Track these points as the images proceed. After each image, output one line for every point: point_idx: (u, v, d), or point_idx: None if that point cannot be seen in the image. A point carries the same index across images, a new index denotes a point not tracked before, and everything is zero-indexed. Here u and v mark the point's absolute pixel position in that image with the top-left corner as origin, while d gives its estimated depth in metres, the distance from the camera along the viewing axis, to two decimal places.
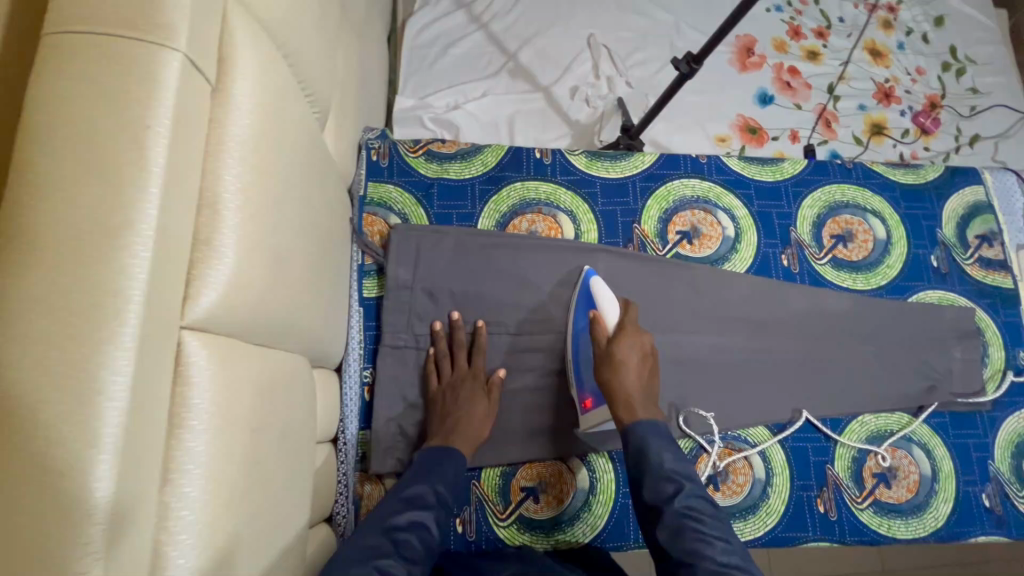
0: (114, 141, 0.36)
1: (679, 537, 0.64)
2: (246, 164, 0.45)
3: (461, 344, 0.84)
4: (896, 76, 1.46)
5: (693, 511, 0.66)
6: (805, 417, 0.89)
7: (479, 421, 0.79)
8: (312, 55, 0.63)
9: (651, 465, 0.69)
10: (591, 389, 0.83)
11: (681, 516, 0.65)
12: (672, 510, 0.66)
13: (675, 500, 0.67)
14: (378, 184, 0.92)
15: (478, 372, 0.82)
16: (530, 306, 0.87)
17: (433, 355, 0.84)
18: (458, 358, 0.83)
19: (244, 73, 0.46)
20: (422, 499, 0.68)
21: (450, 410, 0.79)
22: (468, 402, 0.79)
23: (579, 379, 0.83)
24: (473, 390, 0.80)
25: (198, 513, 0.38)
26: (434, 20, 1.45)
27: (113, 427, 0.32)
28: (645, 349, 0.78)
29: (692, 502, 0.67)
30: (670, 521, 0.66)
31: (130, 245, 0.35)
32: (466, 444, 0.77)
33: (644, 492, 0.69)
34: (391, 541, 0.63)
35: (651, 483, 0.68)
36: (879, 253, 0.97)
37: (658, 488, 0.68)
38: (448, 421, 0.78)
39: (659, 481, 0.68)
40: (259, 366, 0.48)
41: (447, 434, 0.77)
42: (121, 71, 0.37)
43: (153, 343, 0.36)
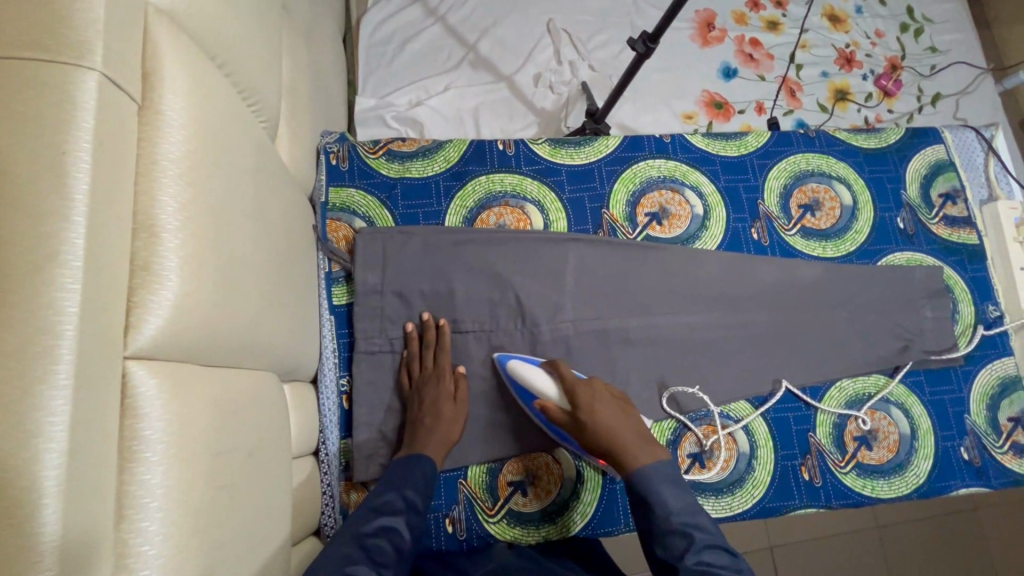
0: (32, 170, 0.34)
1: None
2: (184, 182, 0.44)
3: (428, 342, 0.83)
4: (856, 40, 1.46)
5: (705, 565, 0.63)
6: (785, 386, 0.90)
7: (447, 424, 0.78)
8: (253, 62, 0.61)
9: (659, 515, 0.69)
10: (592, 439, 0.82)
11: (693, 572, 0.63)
12: (683, 566, 0.64)
13: (686, 557, 0.64)
14: (339, 188, 0.90)
15: (441, 372, 0.81)
16: (502, 302, 0.87)
17: (405, 358, 0.84)
18: (424, 359, 0.82)
19: (173, 87, 0.45)
20: (391, 505, 0.69)
21: (418, 415, 0.78)
22: (432, 407, 0.78)
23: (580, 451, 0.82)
24: (438, 393, 0.79)
25: (160, 547, 0.37)
26: (389, 15, 1.42)
27: (54, 469, 0.31)
28: (598, 399, 0.78)
29: (706, 555, 0.64)
30: None
31: (57, 278, 0.33)
32: (436, 451, 0.76)
33: (658, 549, 0.68)
34: (361, 547, 0.63)
35: (662, 537, 0.68)
36: (847, 220, 0.98)
37: (670, 545, 0.67)
38: (415, 430, 0.77)
39: (669, 535, 0.67)
40: (218, 387, 0.47)
41: (414, 443, 0.76)
42: (32, 96, 0.35)
43: (92, 376, 0.34)
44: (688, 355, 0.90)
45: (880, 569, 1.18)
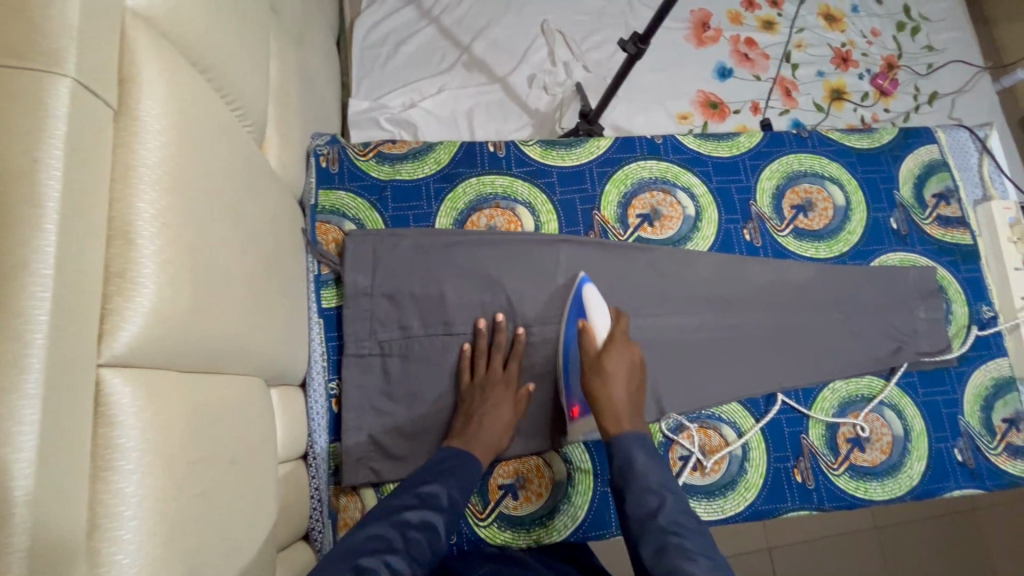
0: (3, 179, 0.34)
1: (662, 555, 0.61)
2: (162, 189, 0.44)
3: (499, 346, 0.84)
4: (852, 39, 1.46)
5: (676, 525, 0.64)
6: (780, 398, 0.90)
7: (502, 426, 0.79)
8: (238, 66, 0.61)
9: (636, 474, 0.69)
10: (580, 396, 0.83)
11: (664, 532, 0.64)
12: (655, 523, 0.65)
13: (658, 515, 0.65)
14: (329, 191, 0.90)
15: (509, 378, 0.82)
16: (495, 304, 0.86)
17: (469, 351, 0.84)
18: (495, 358, 0.83)
19: (149, 92, 0.44)
20: (435, 500, 0.68)
21: (477, 412, 0.79)
22: (494, 408, 0.79)
23: (567, 387, 0.83)
24: (501, 398, 0.80)
25: (136, 556, 0.36)
26: (382, 17, 1.42)
27: (24, 480, 0.31)
28: (635, 367, 0.78)
29: (679, 519, 0.65)
30: (653, 536, 0.64)
31: (26, 286, 0.33)
32: (483, 453, 0.77)
33: (627, 505, 0.68)
34: (401, 536, 0.64)
35: (635, 496, 0.68)
36: (840, 220, 0.98)
37: (641, 502, 0.67)
38: (469, 427, 0.78)
39: (645, 496, 0.67)
40: (198, 393, 0.47)
41: (468, 440, 0.77)
42: (5, 103, 0.35)
43: (64, 384, 0.34)
44: (681, 357, 0.89)
45: (877, 570, 1.18)
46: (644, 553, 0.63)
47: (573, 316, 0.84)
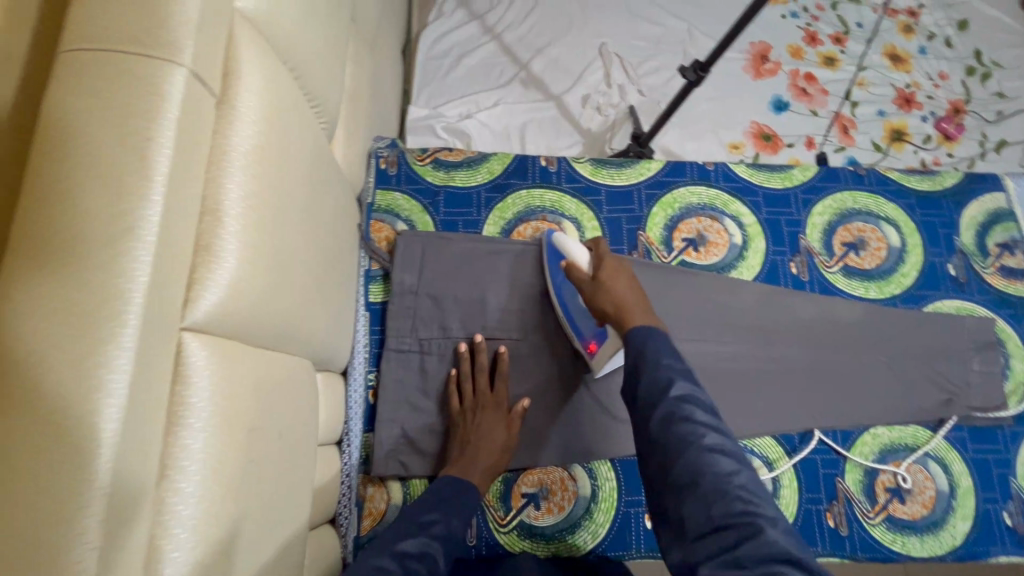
0: (121, 153, 0.38)
1: (671, 426, 0.57)
2: (248, 174, 0.47)
3: (482, 366, 0.84)
4: (917, 81, 1.43)
5: (687, 399, 0.59)
6: (818, 437, 0.87)
7: (499, 452, 0.79)
8: (320, 68, 0.66)
9: (649, 358, 0.63)
10: (591, 332, 0.82)
11: (676, 406, 0.58)
12: (665, 400, 0.59)
13: (670, 391, 0.59)
14: (386, 192, 0.94)
15: (499, 399, 0.82)
16: (511, 315, 0.88)
17: (456, 375, 0.85)
18: (479, 380, 0.83)
19: (248, 85, 0.49)
20: (433, 527, 0.66)
21: (471, 439, 0.79)
22: (488, 434, 0.79)
23: (577, 329, 0.83)
24: (492, 420, 0.80)
25: (193, 508, 0.39)
26: (448, 31, 1.48)
27: (112, 424, 0.34)
28: (630, 275, 0.77)
29: (691, 392, 0.60)
30: (664, 411, 0.58)
31: (131, 250, 0.37)
32: (480, 479, 0.78)
33: (640, 384, 0.62)
34: (400, 566, 0.59)
35: (647, 376, 0.61)
36: (893, 262, 0.95)
37: (653, 381, 0.61)
38: (465, 453, 0.78)
39: (656, 371, 0.61)
40: (260, 365, 0.50)
41: (465, 466, 0.77)
42: (130, 86, 0.40)
43: (153, 343, 0.37)
44: (716, 385, 0.88)
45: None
46: (646, 421, 0.60)
47: (554, 263, 0.86)
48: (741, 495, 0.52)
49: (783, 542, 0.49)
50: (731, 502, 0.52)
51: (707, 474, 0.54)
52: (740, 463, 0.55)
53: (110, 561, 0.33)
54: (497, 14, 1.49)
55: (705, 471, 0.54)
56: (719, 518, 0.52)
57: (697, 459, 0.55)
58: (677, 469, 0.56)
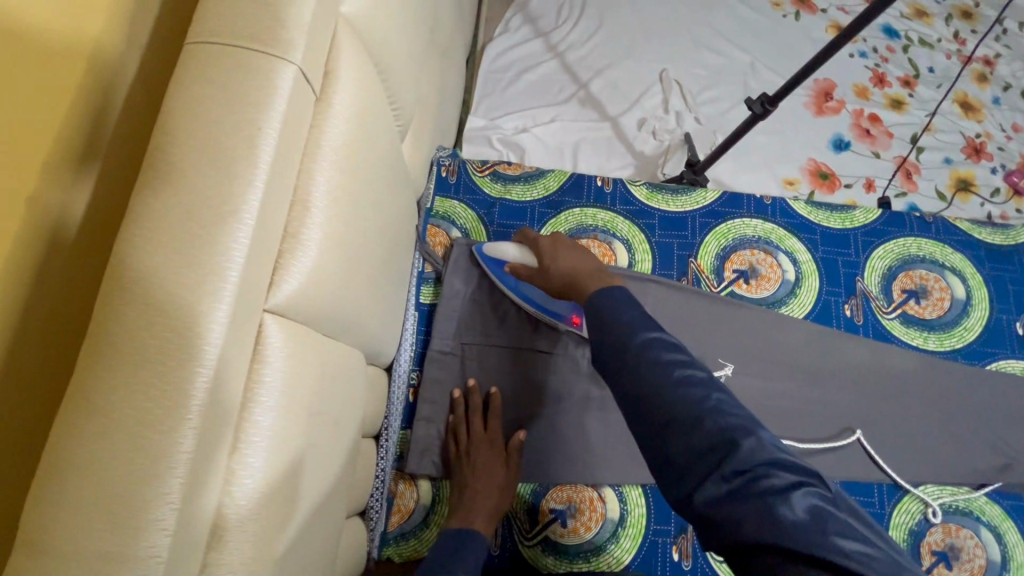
0: (233, 140, 0.41)
1: (640, 373, 0.57)
2: (335, 171, 0.50)
3: (476, 408, 0.84)
4: (989, 131, 1.39)
5: (650, 342, 0.59)
6: (857, 435, 0.85)
7: (499, 491, 0.79)
8: (402, 73, 0.68)
9: (607, 322, 0.63)
10: (566, 309, 0.87)
11: (639, 353, 0.58)
12: (630, 350, 0.59)
13: (632, 340, 0.59)
14: (445, 198, 0.96)
15: (493, 438, 0.82)
16: (516, 349, 0.88)
17: (451, 424, 0.84)
18: (473, 423, 0.83)
19: (344, 87, 0.51)
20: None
21: (469, 483, 0.78)
22: (486, 473, 0.79)
23: (554, 313, 0.86)
24: (488, 460, 0.80)
25: (257, 481, 0.41)
26: (512, 46, 1.51)
27: (201, 393, 0.36)
28: (570, 244, 0.81)
29: (652, 335, 0.60)
30: (632, 361, 0.58)
31: (233, 230, 0.39)
32: (487, 521, 0.75)
33: (604, 347, 0.61)
34: None
35: (607, 336, 0.61)
36: (956, 315, 0.91)
37: (616, 338, 0.60)
38: (466, 498, 0.77)
39: (617, 327, 0.61)
40: (324, 352, 0.52)
41: (468, 512, 0.75)
42: (246, 79, 0.42)
43: (242, 320, 0.39)
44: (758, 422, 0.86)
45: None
46: (619, 371, 0.59)
47: (497, 271, 0.88)
48: (715, 416, 0.52)
49: (758, 449, 0.50)
50: (708, 426, 0.52)
51: (682, 409, 0.53)
52: (709, 387, 0.55)
53: (184, 522, 0.35)
54: (561, 33, 1.52)
55: (680, 403, 0.54)
56: (698, 444, 0.51)
57: (672, 396, 0.54)
58: (655, 412, 0.55)
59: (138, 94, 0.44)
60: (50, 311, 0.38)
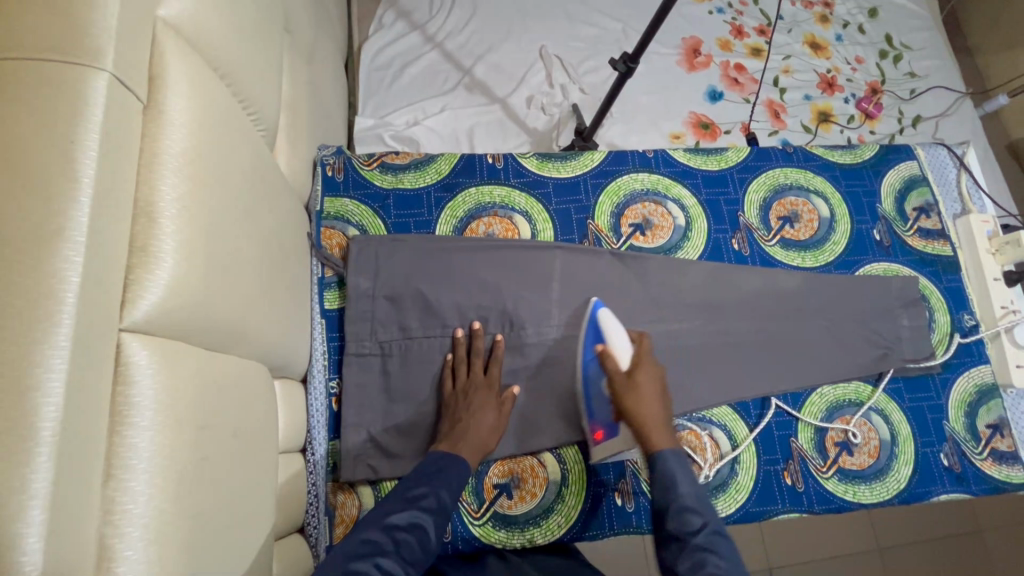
0: (45, 156, 0.38)
1: (697, 571, 0.62)
2: (183, 177, 0.48)
3: (479, 352, 0.86)
4: (837, 66, 1.53)
5: (714, 546, 0.64)
6: (775, 404, 0.91)
7: (488, 433, 0.80)
8: (254, 76, 0.66)
9: (676, 495, 0.69)
10: (603, 420, 0.84)
11: (702, 551, 0.64)
12: (693, 543, 0.65)
13: (698, 533, 0.65)
14: (335, 198, 0.94)
15: (492, 382, 0.83)
16: (493, 301, 0.90)
17: (450, 361, 0.86)
18: (474, 364, 0.85)
19: (176, 90, 0.49)
20: (423, 501, 0.69)
21: (462, 417, 0.80)
22: (479, 412, 0.80)
23: (591, 413, 0.84)
24: (484, 401, 0.81)
25: (143, 505, 0.39)
26: (389, 41, 1.49)
27: (51, 421, 0.34)
28: (663, 387, 0.80)
29: (716, 538, 0.65)
30: (691, 554, 0.64)
31: (63, 251, 0.37)
32: (471, 454, 0.77)
33: (668, 522, 0.67)
34: (391, 540, 0.64)
35: (676, 514, 0.67)
36: (825, 231, 1.01)
37: (682, 521, 0.67)
38: (456, 430, 0.79)
39: (684, 508, 0.67)
40: (209, 366, 0.50)
41: (455, 442, 0.77)
42: (51, 91, 0.40)
43: (89, 342, 0.37)
44: (673, 361, 0.91)
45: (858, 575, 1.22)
46: (676, 558, 0.65)
47: (589, 343, 0.86)
48: None
49: None
50: None
51: None
52: None
53: (56, 559, 0.33)
54: (437, 22, 1.52)
55: None
56: None
57: None
58: None
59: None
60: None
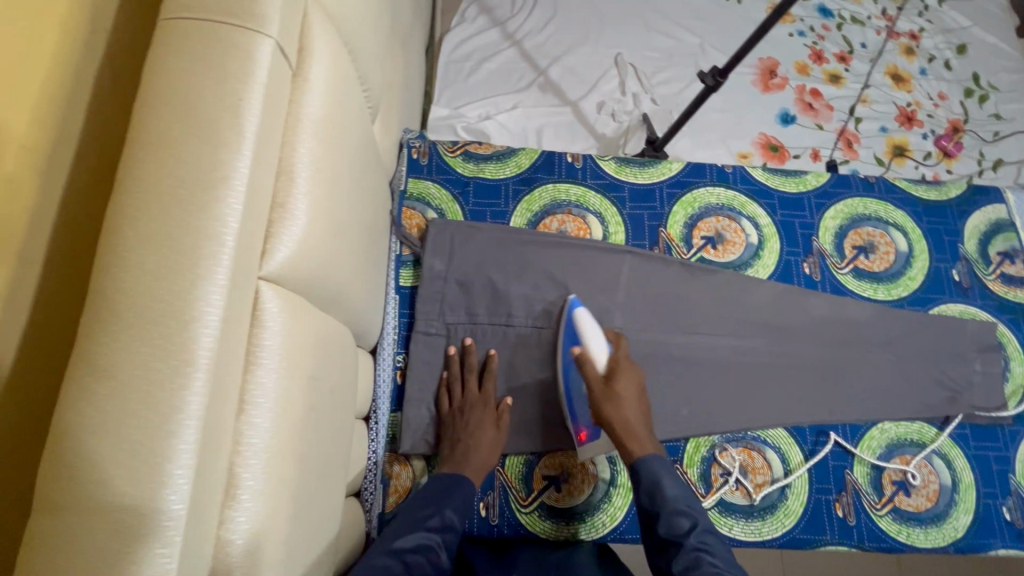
0: (216, 110, 0.41)
1: (693, 570, 0.66)
2: (317, 143, 0.51)
3: (472, 368, 0.87)
4: (918, 100, 1.49)
5: (705, 545, 0.68)
6: (834, 440, 0.90)
7: (491, 450, 0.81)
8: (371, 55, 0.69)
9: (666, 499, 0.73)
10: (586, 421, 0.85)
11: (695, 550, 0.68)
12: (686, 544, 0.69)
13: (689, 536, 0.69)
14: (418, 180, 0.98)
15: (487, 397, 0.84)
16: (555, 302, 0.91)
17: (445, 378, 0.87)
18: (469, 382, 0.85)
19: (319, 61, 0.52)
20: (429, 521, 0.71)
21: (461, 437, 0.81)
22: (478, 430, 0.81)
23: (574, 416, 0.85)
24: (482, 418, 0.82)
25: (265, 441, 0.42)
26: (469, 35, 1.53)
27: (208, 351, 0.37)
28: (638, 389, 0.82)
29: (706, 539, 0.69)
30: (685, 555, 0.68)
31: (226, 196, 0.40)
32: (474, 473, 0.79)
33: (659, 526, 0.72)
34: (401, 562, 0.64)
35: (666, 517, 0.72)
36: (901, 266, 0.99)
37: (672, 523, 0.71)
38: (457, 451, 0.80)
39: (675, 516, 0.72)
40: (319, 323, 0.52)
41: (458, 463, 0.79)
42: (224, 50, 0.43)
43: (240, 283, 0.40)
44: (730, 377, 0.91)
45: None
46: (673, 560, 0.69)
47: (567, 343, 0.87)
48: None
49: None
50: None
51: None
52: None
53: (201, 477, 0.36)
54: (517, 21, 1.54)
55: None
56: None
57: None
58: None
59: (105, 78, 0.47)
60: (25, 291, 0.39)
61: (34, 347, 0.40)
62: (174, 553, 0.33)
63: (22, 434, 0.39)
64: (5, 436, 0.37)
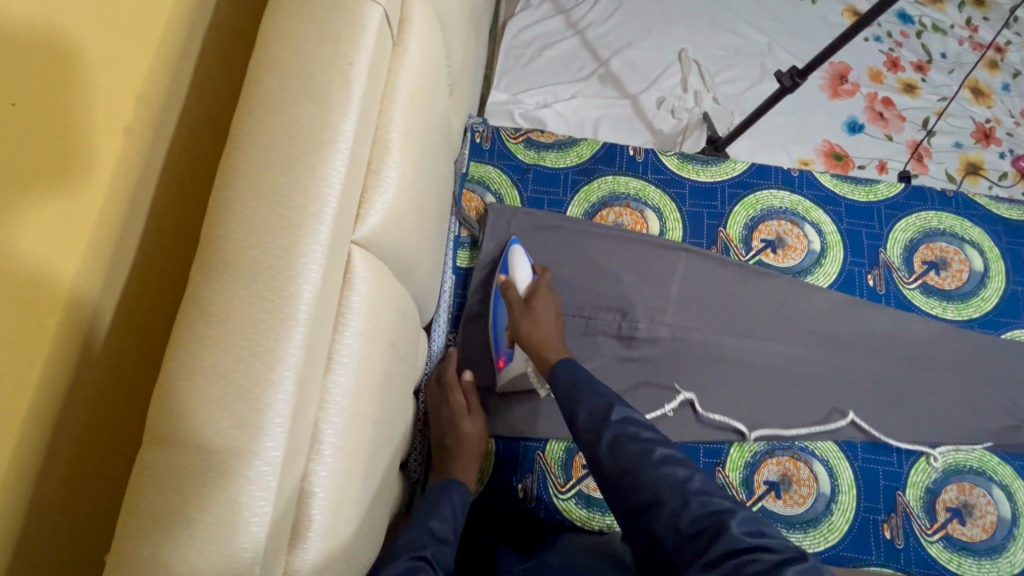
0: (326, 74, 0.42)
1: (617, 449, 0.62)
2: (408, 114, 0.51)
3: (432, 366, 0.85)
4: (998, 117, 1.42)
5: (629, 421, 0.65)
6: (849, 418, 0.88)
7: (472, 441, 0.79)
8: (455, 33, 0.69)
9: (583, 392, 0.69)
10: (506, 349, 0.86)
11: (618, 428, 0.64)
12: (608, 424, 0.64)
13: (610, 416, 0.65)
14: (479, 164, 0.98)
15: (450, 388, 0.82)
16: (605, 294, 0.91)
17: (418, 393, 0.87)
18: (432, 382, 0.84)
19: (416, 34, 0.52)
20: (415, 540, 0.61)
21: (439, 440, 0.80)
22: (451, 425, 0.80)
23: (495, 342, 0.86)
24: (451, 412, 0.80)
25: (347, 400, 0.43)
26: (533, 22, 1.52)
27: (308, 306, 0.38)
28: (553, 303, 0.83)
29: (627, 414, 0.66)
30: (609, 436, 0.64)
31: (332, 157, 0.41)
32: (462, 471, 0.77)
33: (580, 418, 0.67)
34: None
35: (587, 406, 0.67)
36: (973, 286, 0.95)
37: (593, 412, 0.66)
38: (443, 457, 0.78)
39: (593, 405, 0.67)
40: (395, 292, 0.53)
41: (445, 468, 0.77)
42: (336, 17, 0.44)
43: (338, 244, 0.41)
44: (781, 386, 0.89)
45: None
46: (595, 448, 0.64)
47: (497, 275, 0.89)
48: (702, 499, 0.57)
49: (745, 535, 0.53)
50: (692, 506, 0.56)
51: (666, 489, 0.58)
52: (692, 469, 0.60)
53: (295, 426, 0.37)
54: (582, 11, 1.53)
55: (663, 484, 0.58)
56: (687, 527, 0.55)
57: (651, 473, 0.59)
58: (638, 488, 0.60)
59: (215, 37, 0.48)
60: (134, 237, 0.41)
61: (137, 291, 0.42)
62: (269, 495, 0.35)
63: (119, 367, 0.41)
64: (107, 371, 0.40)
